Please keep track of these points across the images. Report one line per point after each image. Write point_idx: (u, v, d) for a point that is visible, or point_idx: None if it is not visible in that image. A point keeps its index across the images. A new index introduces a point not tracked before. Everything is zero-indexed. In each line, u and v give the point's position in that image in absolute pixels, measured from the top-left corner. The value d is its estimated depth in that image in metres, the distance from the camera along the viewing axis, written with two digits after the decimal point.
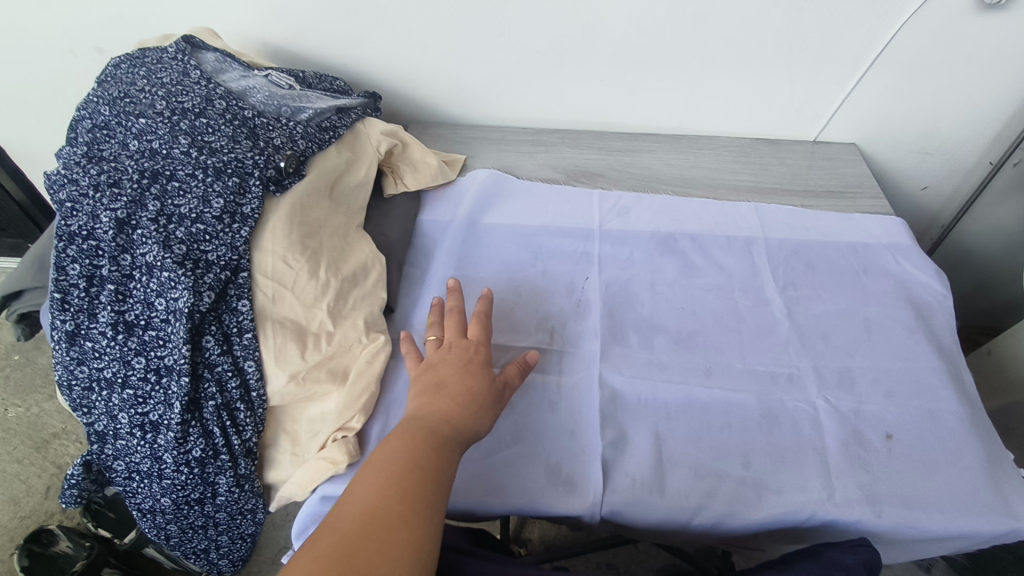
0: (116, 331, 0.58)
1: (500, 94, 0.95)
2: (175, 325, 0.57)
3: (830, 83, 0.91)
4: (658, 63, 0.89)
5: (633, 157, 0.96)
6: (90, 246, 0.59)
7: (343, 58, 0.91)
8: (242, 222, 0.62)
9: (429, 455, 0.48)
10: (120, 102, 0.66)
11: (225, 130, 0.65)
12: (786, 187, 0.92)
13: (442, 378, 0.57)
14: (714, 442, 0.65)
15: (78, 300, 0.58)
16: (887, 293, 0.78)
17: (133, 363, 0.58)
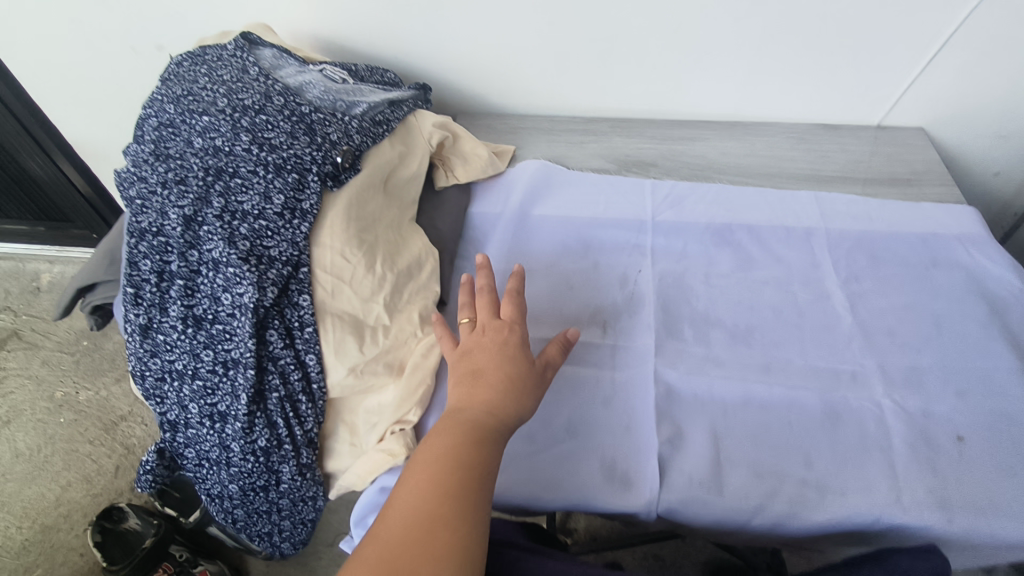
0: (186, 325, 0.60)
1: (548, 82, 0.94)
2: (241, 319, 0.58)
3: (898, 65, 0.86)
4: (713, 47, 0.86)
5: (685, 146, 0.93)
6: (161, 242, 0.61)
7: (392, 50, 0.91)
8: (302, 218, 0.63)
9: (466, 451, 0.47)
10: (184, 100, 0.67)
11: (284, 127, 0.66)
12: (849, 175, 0.89)
13: (478, 365, 0.55)
14: (773, 442, 0.63)
15: (151, 295, 0.60)
16: (958, 288, 0.74)
17: (202, 356, 0.60)
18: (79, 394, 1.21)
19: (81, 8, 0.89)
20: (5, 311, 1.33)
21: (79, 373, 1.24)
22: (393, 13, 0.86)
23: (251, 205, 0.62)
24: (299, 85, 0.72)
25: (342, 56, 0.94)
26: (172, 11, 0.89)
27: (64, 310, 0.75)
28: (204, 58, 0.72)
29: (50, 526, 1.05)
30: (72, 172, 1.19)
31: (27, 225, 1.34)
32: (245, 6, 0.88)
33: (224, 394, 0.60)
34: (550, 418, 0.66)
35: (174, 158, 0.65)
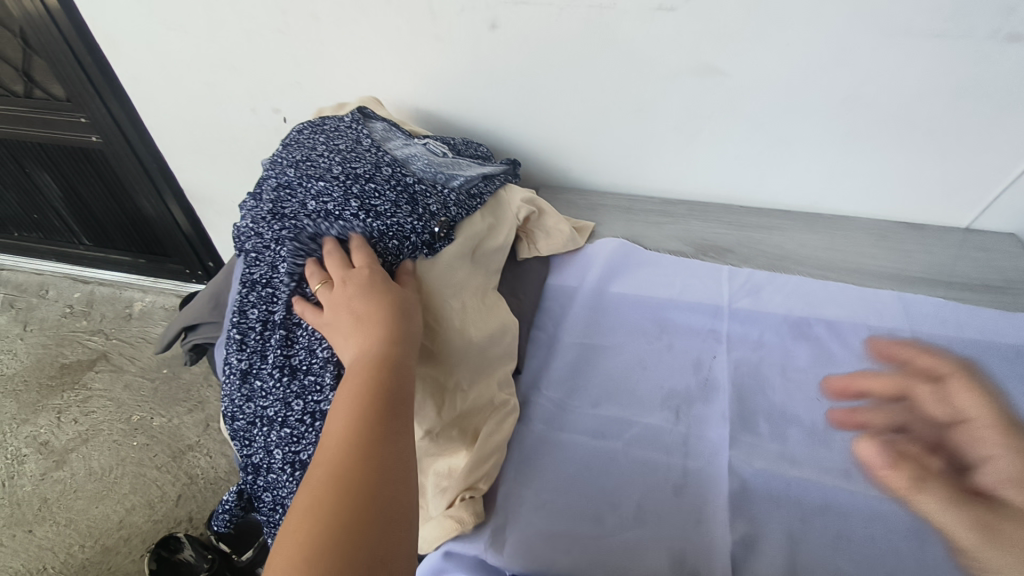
0: (282, 373, 0.63)
1: (632, 163, 0.98)
2: (331, 372, 0.61)
3: (989, 171, 0.86)
4: (798, 142, 0.88)
5: (763, 234, 0.94)
6: (267, 292, 0.67)
7: (486, 126, 0.98)
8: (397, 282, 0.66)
9: (366, 388, 0.50)
10: (303, 165, 0.73)
11: (389, 194, 0.70)
12: (935, 277, 0.87)
13: (355, 309, 0.58)
14: (856, 554, 0.60)
15: (254, 342, 0.66)
16: None
17: (292, 405, 0.63)
18: (153, 420, 1.27)
19: (217, 74, 1.00)
20: (98, 334, 1.42)
21: (155, 399, 1.31)
22: (493, 93, 0.93)
23: None
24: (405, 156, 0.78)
25: (439, 128, 1.01)
26: (294, 82, 0.99)
27: (165, 345, 0.81)
28: (322, 129, 0.80)
29: (110, 547, 1.08)
30: (179, 213, 1.30)
31: (129, 257, 1.46)
32: (358, 80, 0.96)
33: (309, 443, 0.62)
34: (618, 499, 0.65)
35: (291, 218, 0.70)
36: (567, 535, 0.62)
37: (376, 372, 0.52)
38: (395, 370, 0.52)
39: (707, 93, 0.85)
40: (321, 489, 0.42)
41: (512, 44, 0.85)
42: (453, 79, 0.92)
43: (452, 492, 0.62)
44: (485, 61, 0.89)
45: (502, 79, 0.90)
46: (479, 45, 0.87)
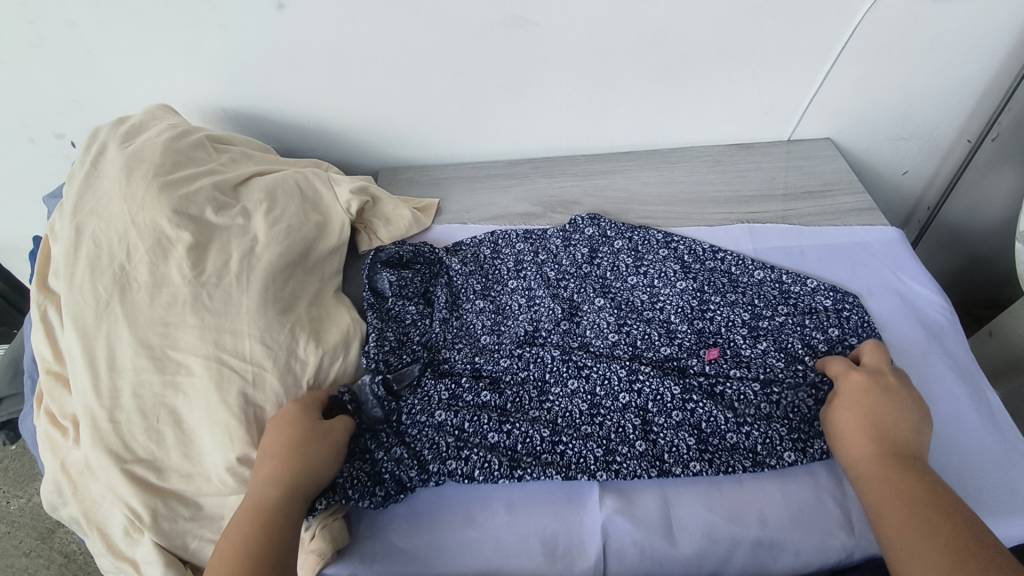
0: (614, 403, 0.65)
1: (467, 130, 0.95)
2: (606, 409, 0.65)
3: (797, 83, 0.90)
4: (623, 83, 0.89)
5: (607, 179, 0.94)
6: (575, 405, 0.66)
7: (307, 115, 0.92)
8: (569, 427, 0.64)
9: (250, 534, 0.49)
10: (504, 416, 0.65)
11: (516, 420, 0.65)
12: (766, 191, 0.91)
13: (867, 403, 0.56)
14: (726, 500, 0.60)
15: (591, 396, 0.66)
16: (893, 315, 0.74)
17: (638, 391, 0.66)
18: (9, 504, 1.13)
19: None
20: None
21: (7, 481, 1.16)
22: (303, 79, 0.87)
23: (159, 304, 0.59)
24: (204, 167, 0.69)
25: (257, 124, 0.93)
26: (68, 98, 0.86)
27: None
28: (101, 166, 0.67)
29: None
30: None
31: None
32: (146, 83, 0.86)
33: (148, 508, 0.56)
34: (489, 498, 0.62)
35: (506, 419, 0.65)
36: (437, 543, 0.59)
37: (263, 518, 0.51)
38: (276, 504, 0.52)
39: (523, 45, 0.83)
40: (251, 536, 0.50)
41: (307, 23, 0.79)
42: (254, 65, 0.84)
43: (305, 525, 0.58)
44: (284, 45, 0.82)
45: (310, 59, 0.84)
46: (271, 28, 0.80)
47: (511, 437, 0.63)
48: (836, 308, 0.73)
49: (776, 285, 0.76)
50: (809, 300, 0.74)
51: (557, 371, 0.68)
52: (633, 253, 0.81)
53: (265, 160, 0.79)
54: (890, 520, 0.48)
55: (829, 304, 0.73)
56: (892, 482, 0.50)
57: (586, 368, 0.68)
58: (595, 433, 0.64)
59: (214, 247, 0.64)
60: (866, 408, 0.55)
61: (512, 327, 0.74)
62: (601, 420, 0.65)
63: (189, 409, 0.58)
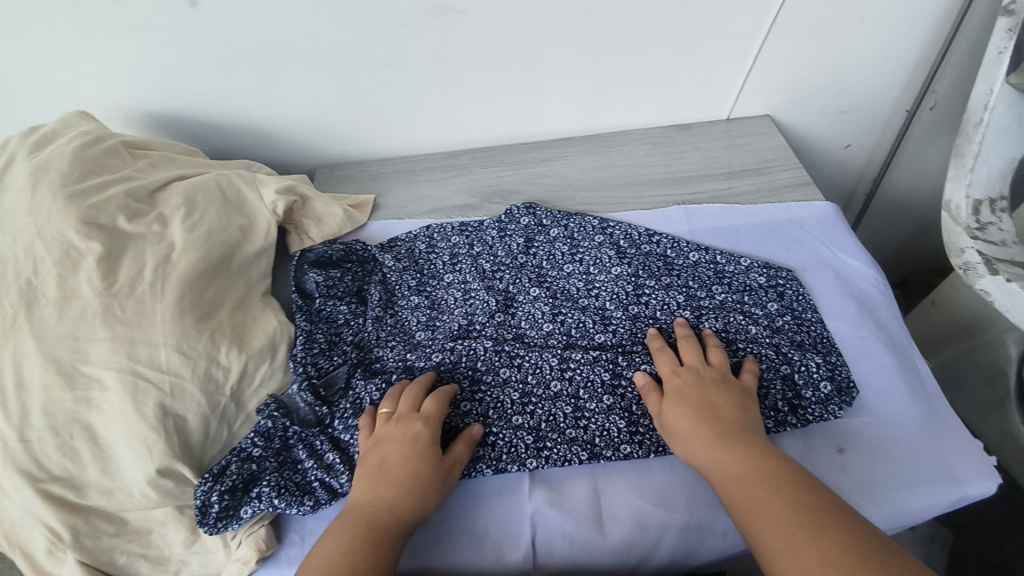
0: (545, 391, 0.65)
1: (403, 123, 0.94)
2: (538, 397, 0.65)
3: (730, 60, 0.89)
4: (556, 68, 0.88)
5: (547, 167, 0.93)
6: (506, 394, 0.65)
7: (237, 115, 0.90)
8: (500, 417, 0.64)
9: (358, 539, 0.50)
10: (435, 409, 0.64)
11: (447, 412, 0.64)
12: (704, 170, 0.90)
13: (708, 401, 0.56)
14: (656, 486, 0.59)
15: (523, 384, 0.65)
16: (827, 289, 0.73)
17: (570, 378, 0.65)
18: None
19: None
20: None
21: None
22: (227, 78, 0.84)
23: (68, 318, 0.58)
24: (117, 174, 0.68)
25: (185, 126, 0.91)
26: None
27: None
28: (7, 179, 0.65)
29: None
30: None
31: None
32: (63, 89, 0.83)
33: (68, 527, 0.55)
34: None
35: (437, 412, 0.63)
36: None
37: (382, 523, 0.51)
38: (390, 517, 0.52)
39: (449, 34, 0.81)
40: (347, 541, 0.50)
41: (223, 19, 0.77)
42: (174, 66, 0.82)
43: (232, 534, 0.59)
44: (203, 44, 0.80)
45: (232, 58, 0.82)
46: (187, 28, 0.77)
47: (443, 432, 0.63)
48: (769, 284, 0.73)
49: (710, 266, 0.76)
50: (743, 278, 0.74)
51: (488, 362, 0.67)
52: (568, 240, 0.80)
53: (188, 163, 0.78)
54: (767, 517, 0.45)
55: (762, 281, 0.73)
56: (735, 468, 0.50)
57: (518, 357, 0.67)
58: (527, 422, 0.63)
59: (127, 257, 0.62)
60: (693, 401, 0.57)
61: (446, 321, 0.73)
62: (532, 408, 0.64)
63: (104, 424, 0.56)
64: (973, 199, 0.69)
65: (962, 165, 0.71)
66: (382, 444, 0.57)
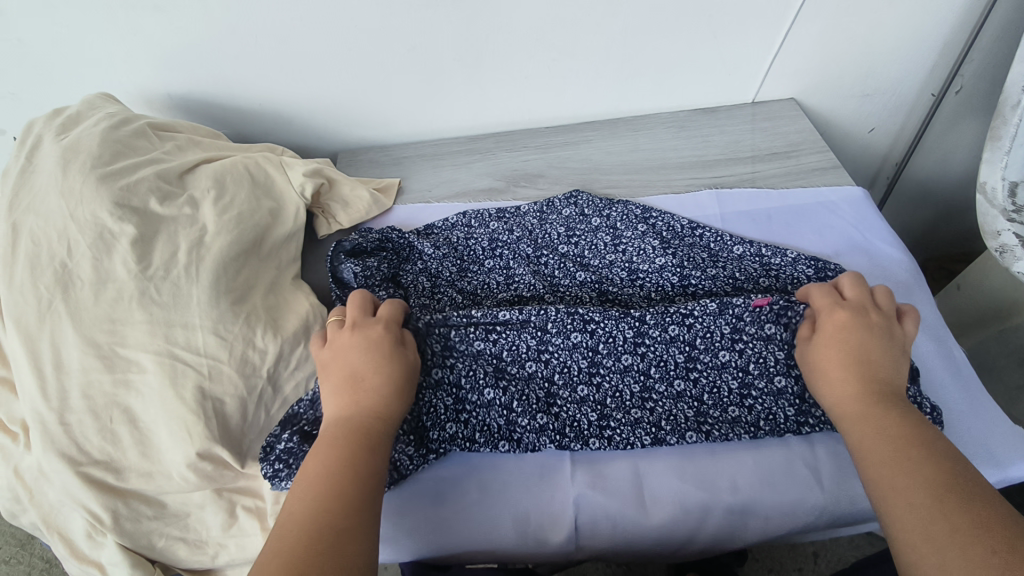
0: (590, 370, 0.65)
1: (426, 106, 0.93)
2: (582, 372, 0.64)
3: (758, 42, 0.88)
4: (581, 51, 0.86)
5: (571, 150, 0.93)
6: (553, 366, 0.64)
7: (258, 98, 0.89)
8: (544, 392, 0.63)
9: (344, 453, 0.49)
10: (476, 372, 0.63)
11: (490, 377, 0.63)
12: (731, 153, 0.90)
13: (867, 353, 0.53)
14: (699, 469, 0.59)
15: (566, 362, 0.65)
16: (862, 274, 0.73)
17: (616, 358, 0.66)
18: None
19: None
20: None
21: None
22: (249, 60, 0.83)
23: (105, 301, 0.57)
24: (146, 156, 0.67)
25: (207, 110, 0.90)
26: (6, 92, 0.83)
27: None
28: (37, 160, 0.64)
29: None
30: None
31: None
32: (86, 71, 0.82)
33: (109, 510, 0.55)
34: (461, 477, 0.61)
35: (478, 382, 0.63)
36: (416, 524, 0.58)
37: (360, 436, 0.51)
38: (379, 432, 0.52)
39: (474, 15, 0.80)
40: (333, 454, 0.49)
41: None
42: (196, 47, 0.80)
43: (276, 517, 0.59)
44: (226, 24, 0.78)
45: (254, 40, 0.81)
46: (211, 9, 0.76)
47: (484, 400, 0.62)
48: (818, 276, 0.71)
49: (757, 258, 0.74)
50: (791, 271, 0.72)
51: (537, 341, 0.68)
52: (611, 230, 0.79)
53: (213, 146, 0.77)
54: (890, 467, 0.45)
55: (810, 273, 0.71)
56: (872, 410, 0.49)
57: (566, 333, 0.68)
58: (591, 397, 0.63)
59: (161, 239, 0.62)
60: (841, 325, 0.55)
61: (492, 302, 0.73)
62: (577, 381, 0.64)
63: (143, 408, 0.56)
64: (1010, 181, 0.68)
65: (998, 148, 0.69)
66: (346, 348, 0.56)
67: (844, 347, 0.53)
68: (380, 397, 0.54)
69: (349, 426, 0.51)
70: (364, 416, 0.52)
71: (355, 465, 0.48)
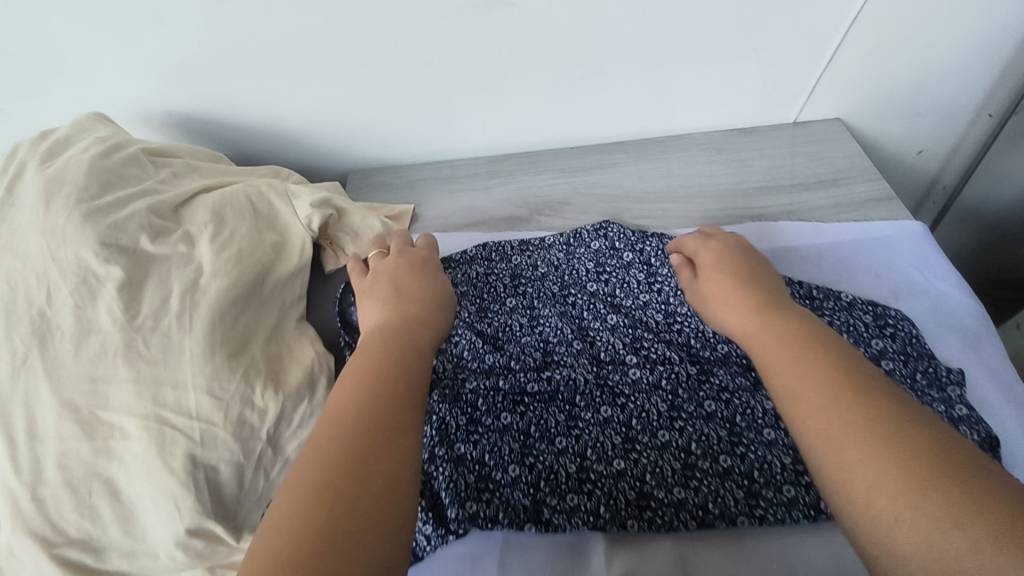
0: (622, 437, 0.59)
1: (442, 124, 0.87)
2: (613, 442, 0.58)
3: (803, 59, 0.81)
4: (612, 67, 0.79)
5: (598, 175, 0.86)
6: (580, 436, 0.59)
7: (263, 116, 0.83)
8: (573, 462, 0.57)
9: (375, 385, 0.43)
10: (498, 449, 0.58)
11: (513, 452, 0.58)
12: (773, 180, 0.83)
13: (738, 287, 0.58)
14: (750, 556, 0.52)
15: (595, 428, 0.59)
16: (923, 321, 0.66)
17: (652, 423, 0.59)
18: None
19: None
20: None
21: None
22: (253, 75, 0.77)
23: (87, 356, 0.52)
24: (138, 187, 0.60)
25: (208, 129, 0.84)
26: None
27: None
28: (18, 192, 0.58)
29: None
30: None
31: None
32: (77, 88, 0.76)
33: None
34: (481, 556, 0.55)
35: (501, 461, 0.57)
36: None
37: (394, 352, 0.48)
38: (417, 363, 0.48)
39: (497, 27, 0.73)
40: (367, 385, 0.43)
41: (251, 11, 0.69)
42: (194, 61, 0.74)
43: None
44: (227, 37, 0.72)
45: (257, 55, 0.74)
46: (211, 21, 0.70)
47: (506, 478, 0.57)
48: (877, 325, 0.64)
49: (806, 302, 0.67)
50: (845, 317, 0.65)
51: (563, 400, 0.62)
52: (645, 265, 0.72)
53: (213, 171, 0.71)
54: (802, 391, 0.42)
55: (869, 320, 0.65)
56: (770, 342, 0.49)
57: (596, 393, 0.62)
58: (626, 471, 0.56)
59: (151, 283, 0.55)
60: (743, 285, 0.58)
61: (515, 347, 0.66)
62: (608, 452, 0.58)
63: (127, 478, 0.50)
64: None
65: None
66: (387, 271, 0.62)
67: (721, 286, 0.59)
68: (415, 311, 0.55)
69: (384, 341, 0.50)
70: (397, 330, 0.52)
71: (390, 398, 0.43)
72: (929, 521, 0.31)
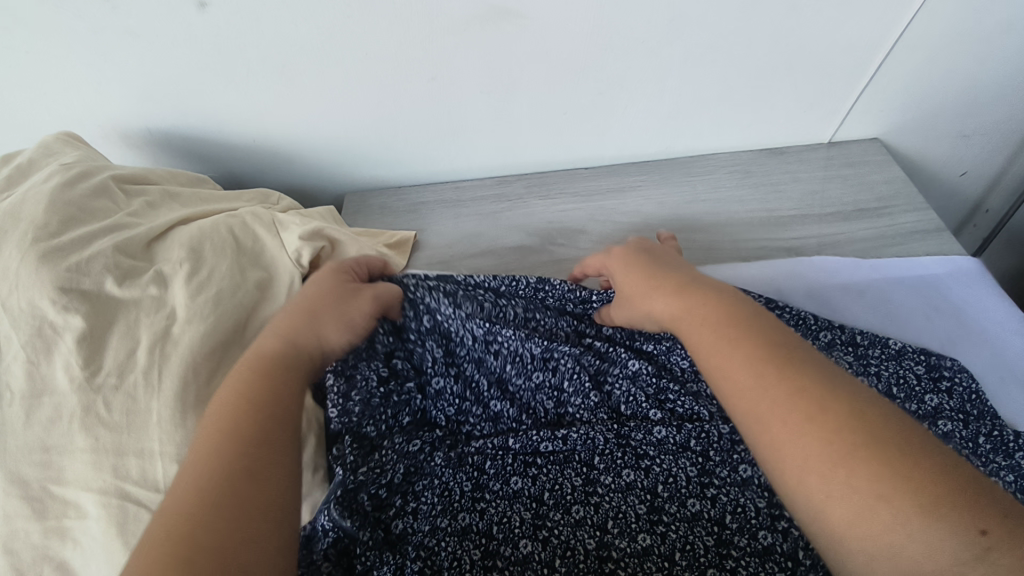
0: (648, 507, 0.52)
1: (448, 143, 0.80)
2: (637, 513, 0.52)
3: (841, 76, 0.74)
4: (632, 83, 0.73)
5: (616, 200, 0.80)
6: (601, 505, 0.53)
7: (253, 135, 0.76)
8: (592, 536, 0.51)
9: (249, 398, 0.43)
10: (508, 520, 0.52)
11: (525, 524, 0.51)
12: (807, 208, 0.76)
13: (649, 275, 0.51)
14: None
15: (617, 496, 0.53)
16: (986, 369, 0.59)
17: (681, 490, 0.53)
18: None
19: None
20: None
21: None
22: (240, 90, 0.70)
23: (40, 421, 0.46)
24: (106, 222, 0.54)
25: (193, 148, 0.78)
26: None
27: None
28: None
29: None
30: None
31: None
32: (49, 106, 0.70)
33: None
34: None
35: (510, 535, 0.51)
36: None
37: (269, 364, 0.46)
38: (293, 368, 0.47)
39: (508, 40, 0.67)
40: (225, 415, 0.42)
41: (237, 22, 0.63)
42: (176, 76, 0.68)
43: None
44: (212, 50, 0.65)
45: (245, 69, 0.68)
46: (193, 33, 0.63)
47: (517, 553, 0.50)
48: (931, 377, 0.57)
49: (852, 345, 0.59)
50: (895, 366, 0.58)
51: (580, 462, 0.55)
52: None
53: (194, 199, 0.64)
54: (745, 395, 0.37)
55: (922, 371, 0.57)
56: (698, 323, 0.43)
57: (618, 454, 0.55)
58: (653, 548, 0.50)
59: (116, 333, 0.49)
60: (654, 272, 0.51)
61: (524, 396, 0.59)
62: (631, 524, 0.51)
63: (82, 564, 0.44)
64: None
65: None
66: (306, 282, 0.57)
67: (628, 278, 0.53)
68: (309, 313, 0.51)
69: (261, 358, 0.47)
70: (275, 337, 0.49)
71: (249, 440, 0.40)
72: (874, 514, 0.31)
